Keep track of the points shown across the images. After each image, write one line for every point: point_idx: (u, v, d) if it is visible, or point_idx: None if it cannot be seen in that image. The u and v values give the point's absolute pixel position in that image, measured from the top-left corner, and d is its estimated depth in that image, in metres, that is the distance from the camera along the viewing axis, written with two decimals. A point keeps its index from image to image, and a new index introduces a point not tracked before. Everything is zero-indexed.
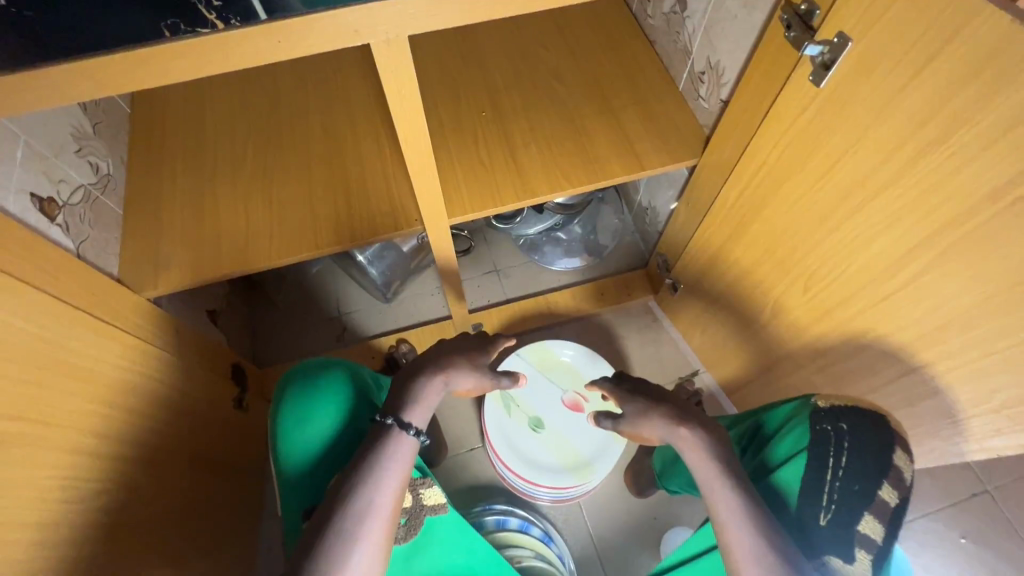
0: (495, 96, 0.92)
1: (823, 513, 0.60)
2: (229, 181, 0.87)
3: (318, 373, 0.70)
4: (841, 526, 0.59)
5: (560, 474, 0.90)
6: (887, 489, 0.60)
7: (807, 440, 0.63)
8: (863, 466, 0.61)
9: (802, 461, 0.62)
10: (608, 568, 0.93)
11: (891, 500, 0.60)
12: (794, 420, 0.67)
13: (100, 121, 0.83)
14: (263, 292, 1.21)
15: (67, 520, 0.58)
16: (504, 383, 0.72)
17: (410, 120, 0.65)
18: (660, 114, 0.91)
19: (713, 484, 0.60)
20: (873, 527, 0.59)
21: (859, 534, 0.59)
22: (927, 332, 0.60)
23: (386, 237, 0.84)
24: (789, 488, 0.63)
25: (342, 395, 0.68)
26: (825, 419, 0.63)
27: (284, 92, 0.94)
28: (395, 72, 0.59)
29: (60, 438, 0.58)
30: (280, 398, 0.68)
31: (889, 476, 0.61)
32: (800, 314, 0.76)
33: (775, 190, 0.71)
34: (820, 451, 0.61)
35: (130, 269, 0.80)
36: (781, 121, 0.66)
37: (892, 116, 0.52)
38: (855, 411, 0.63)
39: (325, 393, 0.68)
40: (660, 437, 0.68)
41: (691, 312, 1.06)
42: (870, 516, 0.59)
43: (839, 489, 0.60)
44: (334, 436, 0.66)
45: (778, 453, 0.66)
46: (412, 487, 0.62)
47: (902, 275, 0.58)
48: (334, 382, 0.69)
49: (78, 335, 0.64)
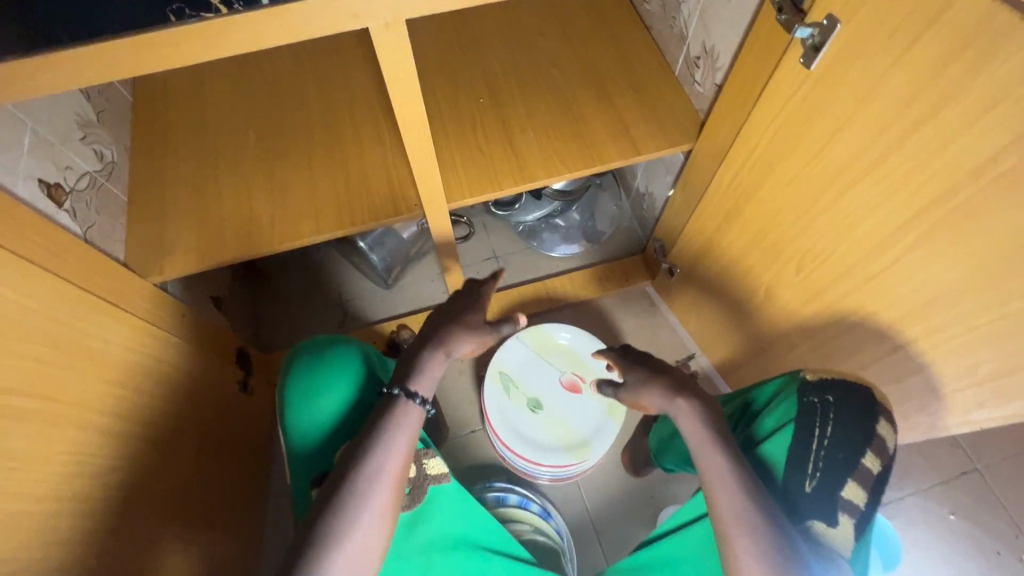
0: (492, 82, 0.93)
1: (808, 480, 0.62)
2: (231, 168, 0.88)
3: (327, 349, 0.71)
4: (826, 492, 0.62)
5: (558, 452, 0.92)
6: (870, 457, 0.62)
7: (795, 411, 0.65)
8: (847, 435, 0.63)
9: (789, 431, 0.64)
10: (605, 544, 0.95)
11: (874, 467, 0.63)
12: (782, 394, 0.69)
13: (103, 109, 0.84)
14: (265, 279, 1.22)
15: (81, 493, 0.61)
16: (505, 330, 0.70)
17: (410, 104, 0.66)
18: (656, 99, 0.92)
19: (706, 453, 0.62)
20: (855, 493, 0.61)
21: (842, 499, 0.61)
22: (913, 309, 0.61)
23: (386, 221, 0.85)
24: (776, 458, 0.65)
25: (351, 372, 0.70)
26: (813, 392, 0.65)
27: (284, 79, 0.95)
28: (394, 56, 0.60)
29: (73, 415, 0.61)
30: (287, 376, 0.70)
31: (871, 445, 0.63)
32: (792, 295, 0.78)
33: (768, 172, 0.72)
34: (807, 421, 0.63)
35: (135, 255, 0.81)
36: (774, 104, 0.68)
37: (879, 96, 0.53)
38: (841, 384, 0.66)
39: (328, 371, 0.69)
40: (659, 408, 0.70)
41: (687, 295, 1.08)
42: (854, 482, 0.62)
43: (824, 457, 0.62)
44: (343, 412, 0.68)
45: (766, 425, 0.68)
46: (416, 458, 0.65)
47: (890, 254, 0.60)
48: (336, 360, 0.70)
49: (87, 317, 0.66)
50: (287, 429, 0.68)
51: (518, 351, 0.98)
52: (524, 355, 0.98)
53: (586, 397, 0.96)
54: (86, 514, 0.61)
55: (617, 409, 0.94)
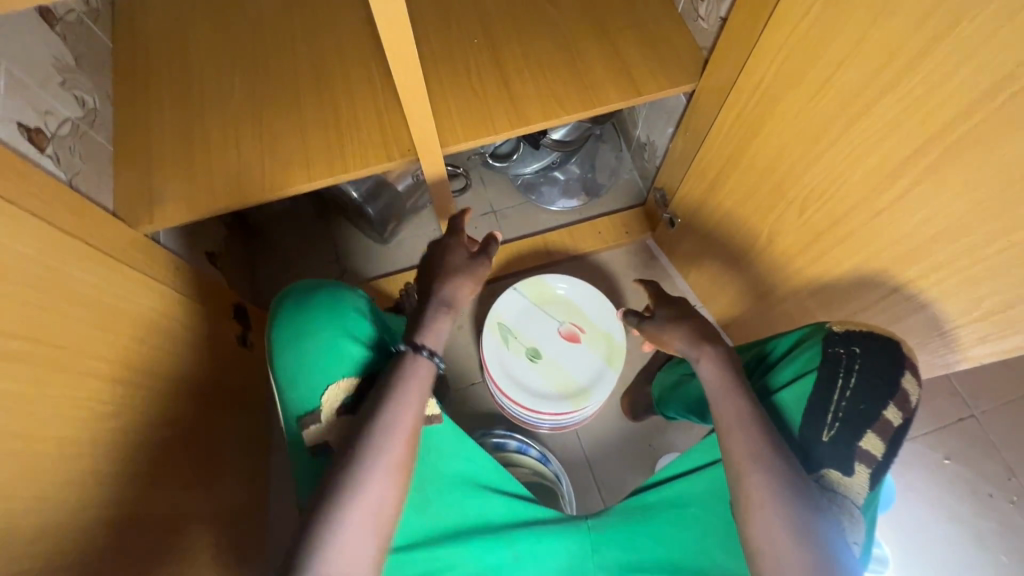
0: (485, 21, 0.89)
1: (826, 430, 0.59)
2: (217, 116, 0.85)
3: (317, 295, 0.70)
4: (843, 442, 0.58)
5: (558, 401, 0.92)
6: (893, 410, 0.58)
7: (819, 360, 0.60)
8: (872, 387, 0.59)
9: (810, 380, 0.60)
10: (604, 490, 0.98)
11: (895, 420, 0.58)
12: (804, 344, 0.63)
13: (81, 53, 0.81)
14: (261, 236, 1.21)
15: (85, 437, 0.61)
16: (491, 253, 0.74)
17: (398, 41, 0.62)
18: (659, 38, 0.88)
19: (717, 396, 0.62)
20: (874, 444, 0.58)
21: (859, 450, 0.58)
22: (918, 244, 0.60)
23: (380, 168, 0.83)
24: (791, 409, 0.61)
25: (343, 317, 0.69)
26: (839, 343, 0.60)
27: (269, 21, 0.91)
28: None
29: (72, 360, 0.60)
30: (274, 325, 0.69)
31: (895, 397, 0.59)
32: (795, 238, 0.76)
33: (772, 108, 0.70)
34: (829, 372, 0.59)
35: (124, 205, 0.79)
36: (780, 33, 0.64)
37: (891, 17, 0.51)
38: (870, 336, 0.61)
39: (311, 317, 0.68)
40: (679, 351, 0.69)
41: (687, 246, 1.06)
42: (872, 433, 0.58)
43: (845, 408, 0.58)
44: (328, 356, 0.65)
45: (784, 376, 0.63)
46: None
47: (896, 187, 0.58)
48: (319, 306, 0.69)
49: (77, 264, 0.65)
50: (278, 375, 0.66)
51: (517, 303, 0.98)
52: (523, 306, 0.97)
53: (585, 347, 0.96)
54: (91, 457, 0.61)
55: (616, 356, 0.94)
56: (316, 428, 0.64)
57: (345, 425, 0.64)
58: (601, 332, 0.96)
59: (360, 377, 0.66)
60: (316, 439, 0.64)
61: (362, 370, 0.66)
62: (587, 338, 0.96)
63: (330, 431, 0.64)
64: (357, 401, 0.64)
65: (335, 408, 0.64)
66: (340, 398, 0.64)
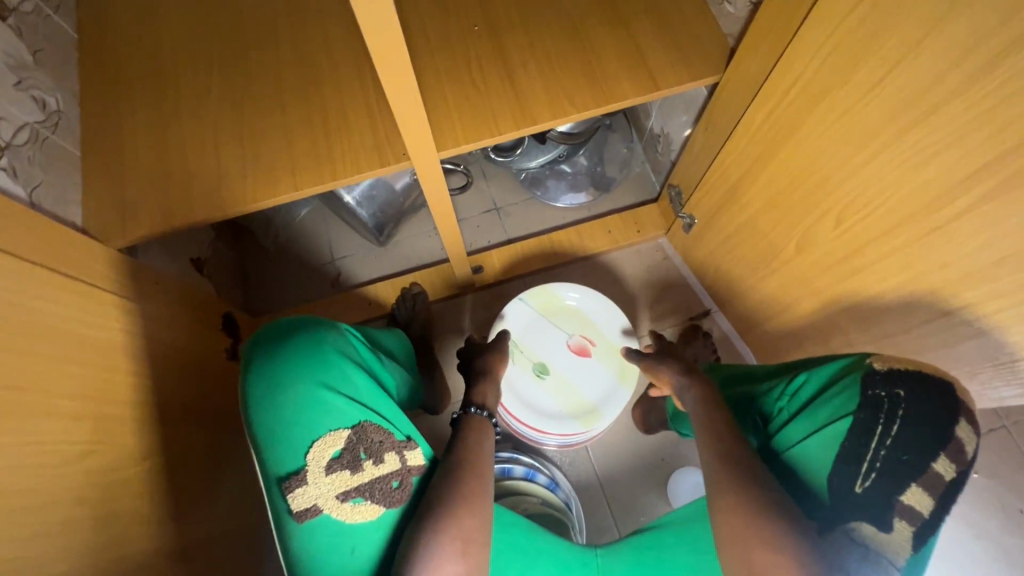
0: (487, 6, 0.81)
1: (860, 480, 0.53)
2: (194, 118, 0.78)
3: (297, 337, 0.60)
4: (881, 495, 0.52)
5: (566, 421, 0.87)
6: (944, 461, 0.51)
7: (855, 404, 0.55)
8: (918, 436, 0.52)
9: (844, 425, 0.54)
10: (615, 508, 0.93)
11: (946, 474, 0.52)
12: (840, 381, 0.58)
13: (41, 49, 0.73)
14: (252, 237, 1.15)
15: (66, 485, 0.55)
16: None
17: (389, 59, 0.54)
18: (679, 24, 0.80)
19: (712, 450, 0.60)
20: (919, 498, 0.51)
21: (901, 504, 0.52)
22: (980, 268, 0.53)
23: (372, 174, 0.75)
24: (822, 455, 0.55)
25: (324, 364, 0.58)
26: (879, 384, 0.55)
27: (250, 8, 0.83)
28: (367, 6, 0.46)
29: (44, 402, 0.54)
30: (247, 368, 0.59)
31: (948, 447, 0.52)
32: (829, 251, 0.69)
33: (809, 109, 0.62)
34: (867, 416, 0.54)
35: (93, 218, 0.73)
36: (822, 25, 0.57)
37: (962, 13, 0.43)
38: (915, 376, 0.54)
39: (288, 360, 0.58)
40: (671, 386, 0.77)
41: (705, 249, 0.99)
42: (917, 487, 0.51)
43: (884, 458, 0.53)
44: (307, 407, 0.55)
45: (815, 416, 0.57)
46: (398, 447, 0.57)
47: (957, 206, 0.51)
48: (299, 346, 0.59)
49: (40, 294, 0.58)
50: (256, 434, 0.56)
51: (523, 313, 0.92)
52: (529, 317, 0.92)
53: (597, 362, 0.90)
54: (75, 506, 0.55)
55: (629, 372, 0.88)
56: (301, 492, 0.52)
57: (337, 484, 0.53)
58: (613, 346, 0.90)
59: (352, 429, 0.55)
60: (302, 505, 0.52)
61: (353, 422, 0.55)
62: (598, 351, 0.91)
63: (319, 493, 0.53)
64: (348, 454, 0.54)
65: (323, 466, 0.53)
66: (328, 453, 0.54)
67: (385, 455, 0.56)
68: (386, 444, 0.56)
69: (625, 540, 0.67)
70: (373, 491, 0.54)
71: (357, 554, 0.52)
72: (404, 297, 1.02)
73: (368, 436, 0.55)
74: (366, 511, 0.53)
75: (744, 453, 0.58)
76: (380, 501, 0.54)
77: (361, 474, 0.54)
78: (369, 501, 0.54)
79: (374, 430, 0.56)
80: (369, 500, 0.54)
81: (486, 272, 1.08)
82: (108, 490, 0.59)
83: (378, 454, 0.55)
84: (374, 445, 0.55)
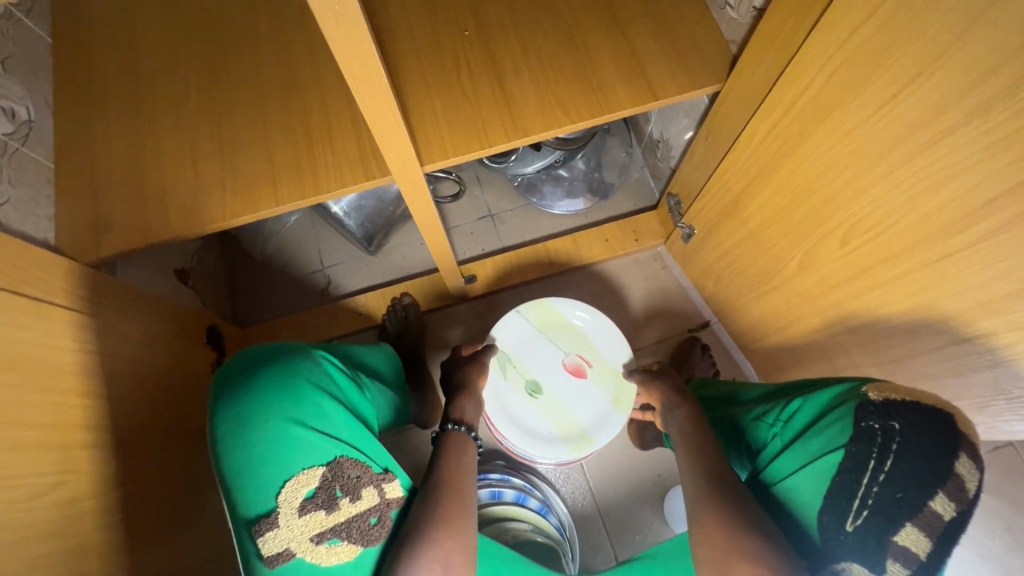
0: (478, 10, 0.77)
1: (851, 517, 0.48)
2: (172, 128, 0.74)
3: (273, 369, 0.56)
4: (872, 535, 0.47)
5: (556, 445, 0.85)
6: (942, 500, 0.45)
7: (847, 436, 0.50)
8: (914, 471, 0.46)
9: (834, 460, 0.50)
10: (609, 525, 0.91)
11: (945, 513, 0.45)
12: (833, 411, 0.53)
13: (11, 56, 0.70)
14: (240, 245, 1.12)
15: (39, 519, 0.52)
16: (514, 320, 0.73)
17: (370, 85, 0.50)
18: (679, 29, 0.76)
19: (704, 483, 0.57)
20: (915, 540, 0.45)
21: (894, 545, 0.46)
22: (996, 298, 0.50)
23: (355, 188, 0.72)
24: (811, 493, 0.51)
25: (298, 398, 0.53)
26: (873, 415, 0.49)
27: (230, 12, 0.79)
28: (347, 37, 0.43)
29: (12, 435, 0.52)
30: (218, 401, 0.55)
31: (947, 484, 0.45)
32: (833, 271, 0.66)
33: (815, 126, 0.59)
34: (858, 450, 0.48)
35: (66, 234, 0.70)
36: (830, 37, 0.53)
37: (979, 36, 0.40)
38: (914, 408, 0.48)
39: (262, 394, 0.54)
40: (659, 402, 0.76)
41: (704, 261, 0.96)
42: (913, 527, 0.45)
43: (877, 494, 0.47)
44: (280, 447, 0.51)
45: (806, 449, 0.53)
46: (375, 482, 0.53)
47: (972, 233, 0.48)
48: (275, 377, 0.55)
49: (11, 322, 0.56)
50: (224, 474, 0.52)
51: (519, 326, 0.89)
52: (525, 331, 0.89)
53: (591, 384, 0.88)
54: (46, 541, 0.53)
55: (624, 399, 0.86)
56: (273, 535, 0.49)
57: (311, 526, 0.50)
58: (609, 368, 0.88)
59: (326, 466, 0.51)
60: (273, 549, 0.49)
61: (328, 458, 0.52)
62: (594, 373, 0.89)
63: (292, 536, 0.49)
64: (323, 493, 0.51)
65: (297, 507, 0.50)
66: (301, 493, 0.50)
67: (362, 491, 0.52)
68: (363, 479, 0.52)
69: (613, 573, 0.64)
70: (350, 530, 0.51)
71: None
72: (394, 308, 1.00)
73: (344, 472, 0.52)
74: (342, 552, 0.50)
75: (739, 489, 0.56)
76: (357, 541, 0.51)
77: (337, 513, 0.50)
78: (346, 541, 0.50)
79: (350, 465, 0.52)
80: (345, 540, 0.50)
81: (479, 282, 1.05)
82: (85, 520, 0.57)
83: (355, 491, 0.52)
84: (351, 481, 0.52)
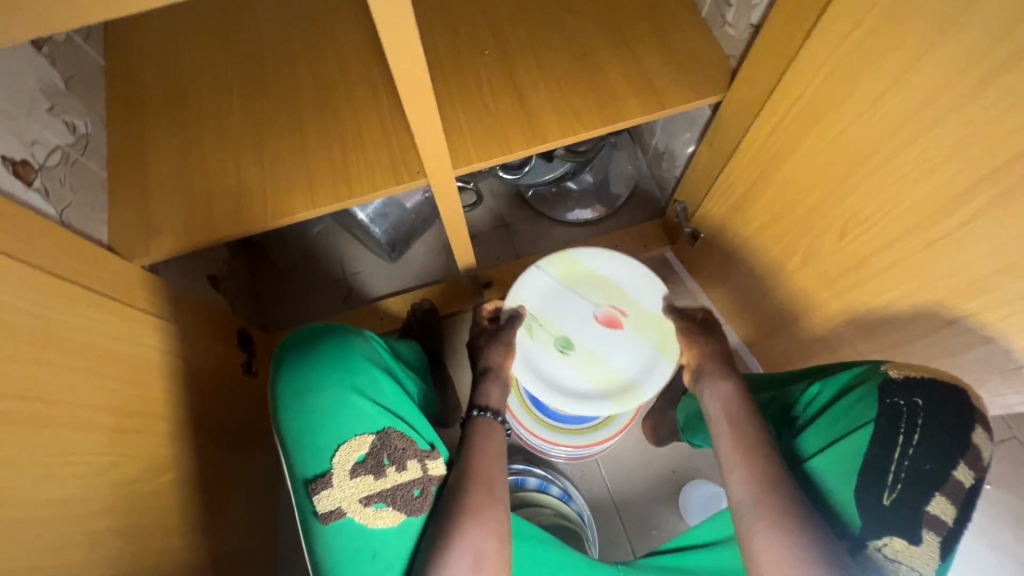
0: (497, 31, 0.84)
1: (887, 492, 0.51)
2: (217, 139, 0.81)
3: (327, 345, 0.60)
4: (907, 507, 0.51)
5: (599, 402, 0.77)
6: (963, 469, 0.50)
7: (875, 412, 0.54)
8: (938, 444, 0.51)
9: (865, 435, 0.54)
10: (626, 521, 0.94)
11: (966, 481, 0.50)
12: (854, 389, 0.57)
13: (71, 76, 0.77)
14: (265, 256, 1.17)
15: (96, 495, 0.55)
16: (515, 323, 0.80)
17: (412, 84, 0.56)
18: (681, 47, 0.83)
19: (733, 456, 0.60)
20: (943, 507, 0.50)
21: (927, 515, 0.50)
22: (984, 276, 0.54)
23: (387, 191, 0.78)
24: (843, 466, 0.55)
25: (351, 371, 0.58)
26: (897, 392, 0.54)
27: (268, 36, 0.86)
28: (395, 33, 0.49)
29: (76, 413, 0.55)
30: (278, 372, 0.60)
31: (967, 454, 0.51)
32: (834, 263, 0.71)
33: (812, 126, 0.64)
34: (886, 425, 0.53)
35: (119, 235, 0.76)
36: (822, 46, 0.59)
37: (957, 34, 0.45)
38: (931, 384, 0.53)
39: (318, 365, 0.59)
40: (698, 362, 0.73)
41: (711, 263, 1.01)
42: (942, 496, 0.50)
43: (908, 468, 0.51)
44: (335, 413, 0.55)
45: (837, 425, 0.57)
46: (420, 456, 0.57)
47: (960, 216, 0.52)
48: (329, 350, 0.60)
49: (77, 310, 0.60)
50: (285, 436, 0.57)
51: (543, 282, 0.83)
52: (550, 285, 0.82)
53: (630, 333, 0.80)
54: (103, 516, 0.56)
55: (669, 344, 0.78)
56: (326, 494, 0.53)
57: (360, 489, 0.53)
58: (647, 314, 0.81)
59: (375, 435, 0.55)
60: (327, 507, 0.53)
61: (378, 428, 0.56)
62: (631, 322, 0.81)
63: (343, 496, 0.53)
64: (372, 459, 0.54)
65: (348, 470, 0.54)
66: (352, 457, 0.54)
67: (407, 462, 0.56)
68: (408, 451, 0.56)
69: (645, 561, 0.68)
70: (395, 497, 0.54)
71: (378, 558, 0.53)
72: (414, 312, 1.04)
73: (392, 442, 0.55)
74: (387, 516, 0.54)
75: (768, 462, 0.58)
76: (400, 508, 0.54)
77: (383, 479, 0.54)
78: (390, 507, 0.54)
79: (397, 436, 0.56)
80: (391, 506, 0.54)
81: (496, 287, 1.10)
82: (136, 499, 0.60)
83: (401, 461, 0.55)
84: (398, 451, 0.55)
